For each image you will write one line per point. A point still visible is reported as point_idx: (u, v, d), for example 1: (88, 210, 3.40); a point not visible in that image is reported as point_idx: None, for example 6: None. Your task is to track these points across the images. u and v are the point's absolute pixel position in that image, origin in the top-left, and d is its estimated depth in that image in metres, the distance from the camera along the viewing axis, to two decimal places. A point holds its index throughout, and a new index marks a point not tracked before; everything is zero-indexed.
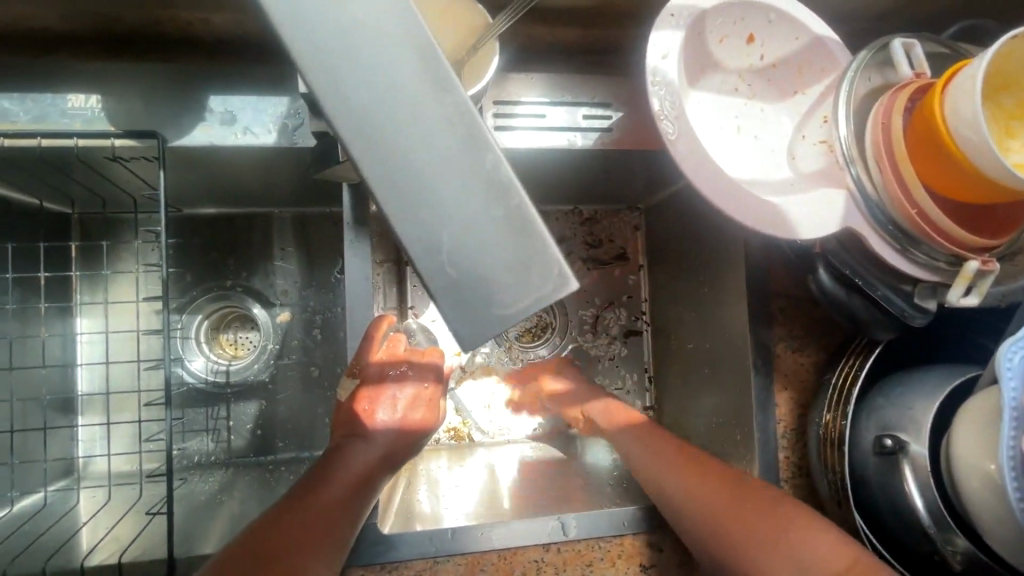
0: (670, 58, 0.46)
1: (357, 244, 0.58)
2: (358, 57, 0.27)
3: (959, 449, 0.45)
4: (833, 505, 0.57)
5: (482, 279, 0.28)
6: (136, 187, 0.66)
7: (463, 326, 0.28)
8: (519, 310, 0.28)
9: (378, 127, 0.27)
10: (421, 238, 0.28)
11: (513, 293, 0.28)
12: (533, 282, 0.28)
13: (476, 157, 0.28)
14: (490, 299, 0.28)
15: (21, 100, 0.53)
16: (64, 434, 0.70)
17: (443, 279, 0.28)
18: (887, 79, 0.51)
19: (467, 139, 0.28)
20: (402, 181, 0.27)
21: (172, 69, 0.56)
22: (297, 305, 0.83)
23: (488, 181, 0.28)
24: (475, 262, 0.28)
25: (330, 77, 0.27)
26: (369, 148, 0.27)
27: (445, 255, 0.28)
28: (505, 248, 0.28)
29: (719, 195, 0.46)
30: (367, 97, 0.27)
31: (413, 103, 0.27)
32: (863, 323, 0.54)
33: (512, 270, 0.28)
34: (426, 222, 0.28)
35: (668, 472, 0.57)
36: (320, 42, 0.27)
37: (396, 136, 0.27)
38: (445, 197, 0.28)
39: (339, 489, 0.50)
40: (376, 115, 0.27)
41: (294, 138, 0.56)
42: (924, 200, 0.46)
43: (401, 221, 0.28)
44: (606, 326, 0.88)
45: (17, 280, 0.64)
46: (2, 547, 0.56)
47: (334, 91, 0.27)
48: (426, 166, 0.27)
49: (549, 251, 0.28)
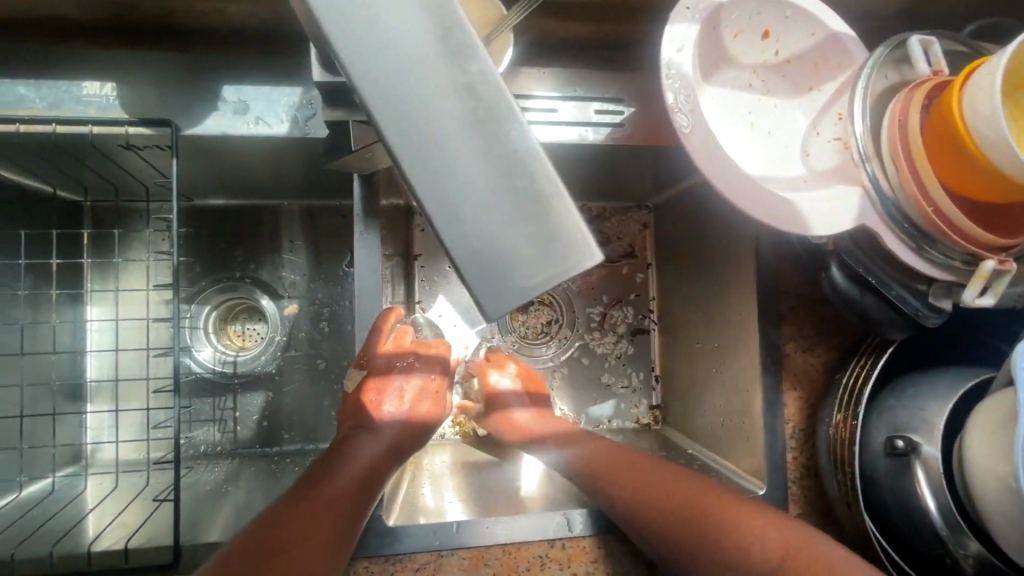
0: (685, 51, 0.46)
1: (367, 236, 0.57)
2: (377, 40, 0.27)
3: (973, 451, 0.45)
4: (842, 506, 0.56)
5: (507, 253, 0.28)
6: (148, 176, 0.66)
7: (485, 300, 0.28)
8: (544, 283, 0.28)
9: (405, 98, 0.27)
10: (446, 211, 0.27)
11: (538, 266, 0.28)
12: (557, 255, 0.28)
13: (500, 130, 0.28)
14: (514, 272, 0.28)
15: (37, 87, 0.53)
16: (72, 421, 0.70)
17: (467, 253, 0.28)
18: (904, 77, 0.50)
19: (492, 113, 0.28)
20: (425, 156, 0.27)
21: (187, 58, 0.56)
22: (305, 298, 0.83)
23: (512, 154, 0.28)
24: (500, 234, 0.28)
25: (355, 53, 0.27)
26: (395, 123, 0.27)
27: (469, 229, 0.28)
28: (531, 222, 0.28)
29: (732, 189, 0.45)
30: (392, 73, 0.27)
31: (437, 78, 0.27)
32: (876, 323, 0.54)
33: (538, 242, 0.28)
34: (451, 195, 0.27)
35: (623, 478, 0.55)
36: (345, 21, 0.26)
37: (421, 110, 0.27)
38: (470, 171, 0.27)
39: (345, 480, 0.50)
40: (402, 90, 0.27)
41: (306, 129, 0.57)
42: (941, 198, 0.46)
43: (427, 194, 0.27)
44: (613, 323, 0.87)
45: (30, 267, 0.65)
46: (11, 532, 0.57)
47: (359, 69, 0.27)
48: (451, 140, 0.27)
49: (574, 223, 0.28)
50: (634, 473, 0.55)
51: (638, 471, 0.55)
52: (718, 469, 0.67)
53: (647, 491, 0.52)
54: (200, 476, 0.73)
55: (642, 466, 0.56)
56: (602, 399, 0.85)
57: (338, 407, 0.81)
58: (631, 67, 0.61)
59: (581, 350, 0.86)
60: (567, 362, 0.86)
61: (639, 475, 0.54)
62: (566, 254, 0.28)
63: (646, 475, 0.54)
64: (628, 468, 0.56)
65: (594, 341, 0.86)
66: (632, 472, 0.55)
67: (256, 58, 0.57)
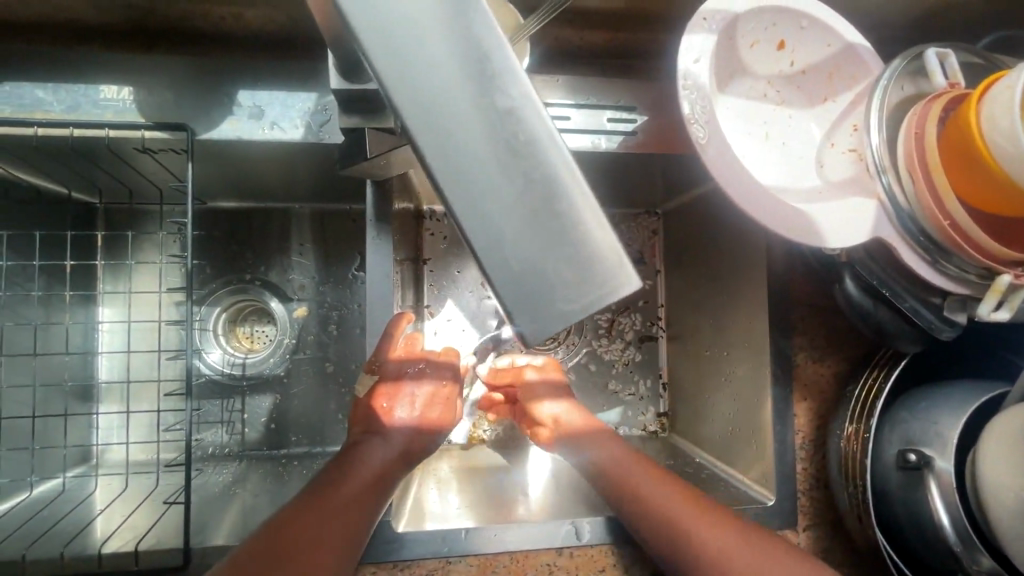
0: (702, 62, 0.46)
1: (379, 241, 0.59)
2: (407, 52, 0.27)
3: (988, 465, 0.44)
4: (853, 519, 0.56)
5: (544, 272, 0.28)
6: (161, 178, 0.66)
7: (522, 320, 0.28)
8: (580, 304, 0.28)
9: (442, 115, 0.27)
10: (486, 229, 0.27)
11: (575, 287, 0.28)
12: (595, 276, 0.28)
13: (540, 152, 0.28)
14: (553, 293, 0.28)
15: (54, 89, 0.53)
16: (82, 421, 0.71)
17: (506, 273, 0.28)
18: (920, 89, 0.50)
19: (532, 135, 0.28)
20: (467, 175, 0.27)
21: (203, 63, 0.56)
22: (314, 301, 0.84)
23: (551, 175, 0.28)
24: (538, 254, 0.28)
25: (396, 70, 0.27)
26: (436, 141, 0.27)
27: (509, 248, 0.28)
28: (571, 243, 0.28)
29: (745, 199, 0.45)
30: (434, 92, 0.27)
31: (479, 100, 0.27)
32: (890, 336, 0.54)
33: (577, 264, 0.28)
34: (491, 215, 0.27)
35: (623, 477, 0.55)
36: (388, 37, 0.26)
37: (463, 130, 0.27)
38: (509, 191, 0.28)
39: (357, 483, 0.50)
40: (442, 109, 0.27)
41: (320, 134, 0.57)
42: (957, 212, 0.45)
43: (464, 212, 0.27)
44: (621, 330, 0.87)
45: (43, 268, 0.66)
46: (22, 532, 0.57)
47: (399, 85, 0.27)
48: (491, 160, 0.27)
49: (612, 246, 0.28)
50: (633, 475, 0.55)
51: (632, 471, 0.55)
52: (726, 479, 0.67)
53: (644, 494, 0.53)
54: (209, 478, 0.73)
55: (639, 467, 0.56)
56: (609, 405, 0.84)
57: (345, 411, 0.81)
58: (643, 75, 0.61)
59: (589, 356, 0.86)
60: (575, 368, 0.85)
61: (632, 480, 0.55)
62: (603, 276, 0.28)
63: (648, 480, 0.54)
64: (622, 469, 0.56)
65: (601, 347, 0.86)
66: (629, 474, 0.55)
67: (272, 63, 0.57)
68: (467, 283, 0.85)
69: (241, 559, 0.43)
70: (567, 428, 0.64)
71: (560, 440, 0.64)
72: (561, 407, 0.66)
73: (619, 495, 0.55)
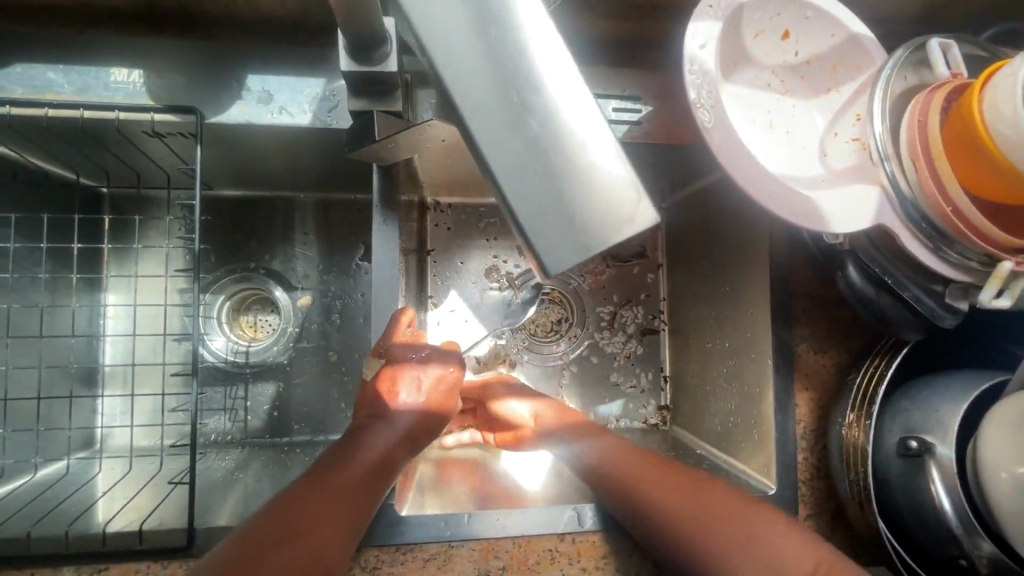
0: (708, 48, 0.46)
1: (386, 228, 0.60)
2: (449, 27, 0.31)
3: (987, 453, 0.45)
4: (854, 506, 0.56)
5: (568, 206, 0.31)
6: (171, 163, 0.67)
7: (545, 253, 0.31)
8: (605, 233, 0.31)
9: (478, 71, 0.31)
10: (515, 167, 0.31)
11: (599, 216, 0.31)
12: (615, 210, 0.31)
13: (571, 98, 0.31)
14: (576, 226, 0.31)
15: (67, 72, 0.54)
16: (86, 406, 0.71)
17: (531, 207, 0.31)
18: (923, 79, 0.51)
19: (564, 85, 0.31)
20: (501, 126, 0.31)
21: (213, 47, 0.57)
22: (317, 289, 0.84)
23: (579, 120, 0.31)
24: (563, 188, 0.31)
25: (441, 36, 0.31)
26: (474, 95, 0.31)
27: (536, 187, 0.31)
28: (594, 179, 0.31)
29: (750, 183, 0.46)
30: (472, 50, 0.31)
31: (511, 60, 0.31)
32: (892, 324, 0.54)
33: (602, 197, 0.31)
34: (519, 152, 0.31)
35: (622, 481, 0.56)
36: (433, 18, 0.31)
37: (496, 94, 0.31)
38: (539, 137, 0.31)
39: (361, 466, 0.50)
40: (480, 68, 0.31)
41: (328, 120, 0.58)
42: (960, 199, 0.46)
43: (496, 153, 0.32)
44: (623, 323, 0.88)
45: (51, 251, 0.66)
46: (31, 508, 0.57)
47: (443, 45, 0.31)
48: (522, 112, 0.31)
49: (632, 182, 0.31)
50: (635, 477, 0.55)
51: (635, 476, 0.55)
52: (727, 469, 0.67)
53: (650, 497, 0.53)
54: (211, 463, 0.73)
55: (644, 470, 0.56)
56: (610, 397, 0.85)
57: (348, 399, 0.81)
58: (649, 66, 0.61)
59: (591, 349, 0.86)
60: (577, 360, 0.86)
61: (634, 481, 0.55)
62: (624, 208, 0.31)
63: (654, 483, 0.54)
64: (625, 473, 0.56)
65: (603, 340, 0.87)
66: (630, 478, 0.55)
67: (280, 49, 0.58)
68: (470, 273, 0.85)
69: (253, 531, 0.44)
70: (544, 422, 0.67)
71: (546, 434, 0.66)
72: (528, 406, 0.69)
73: (619, 496, 0.55)
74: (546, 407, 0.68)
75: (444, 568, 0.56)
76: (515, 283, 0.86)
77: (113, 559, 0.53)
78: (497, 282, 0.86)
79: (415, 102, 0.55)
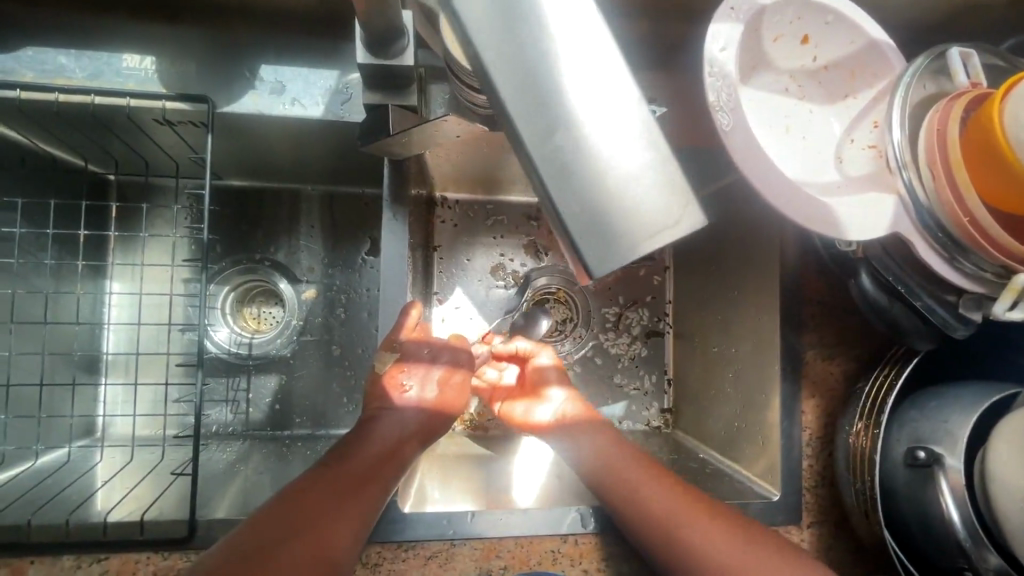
0: (728, 51, 0.46)
1: (394, 223, 0.59)
2: (476, 20, 0.31)
3: (997, 467, 0.44)
4: (858, 515, 0.56)
5: (613, 205, 0.31)
6: (180, 151, 0.66)
7: (590, 254, 0.31)
8: (654, 235, 0.31)
9: (511, 63, 0.31)
10: (554, 157, 0.31)
11: (648, 214, 0.31)
12: (664, 214, 0.31)
13: (618, 94, 0.31)
14: (623, 229, 0.31)
15: (78, 57, 0.54)
16: (87, 394, 0.71)
17: (575, 206, 0.31)
18: (942, 87, 0.50)
19: (609, 80, 0.31)
20: (531, 120, 0.31)
21: (226, 36, 0.56)
22: (322, 282, 0.84)
23: (621, 120, 0.31)
24: (607, 187, 0.31)
25: (481, 22, 0.30)
26: (514, 85, 0.31)
27: (578, 186, 0.31)
28: (643, 182, 0.31)
29: (767, 186, 0.46)
30: (509, 40, 0.31)
31: (536, 56, 0.31)
32: (905, 333, 0.54)
33: (650, 194, 0.31)
34: (551, 148, 0.31)
35: (641, 508, 0.52)
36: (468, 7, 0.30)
37: (522, 90, 0.31)
38: (569, 133, 0.31)
39: (367, 463, 0.50)
40: (513, 59, 0.31)
41: (340, 112, 0.57)
42: (978, 209, 0.46)
43: (537, 146, 0.31)
44: (628, 325, 0.87)
45: (57, 237, 0.66)
46: (31, 496, 0.57)
47: (483, 29, 0.31)
48: (553, 106, 0.31)
49: (679, 183, 0.31)
50: (637, 481, 0.54)
51: (651, 505, 0.52)
52: (730, 474, 0.67)
53: (666, 524, 0.50)
54: (212, 455, 0.73)
55: (681, 512, 0.51)
56: (613, 399, 0.84)
57: (351, 395, 0.81)
58: (665, 67, 0.61)
59: (595, 349, 0.86)
60: (581, 361, 0.85)
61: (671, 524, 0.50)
62: (669, 211, 0.31)
63: (698, 525, 0.50)
64: (653, 505, 0.52)
65: (608, 341, 0.86)
66: (644, 502, 0.53)
67: (293, 39, 0.57)
68: (476, 270, 0.85)
69: (261, 526, 0.43)
70: (567, 415, 0.65)
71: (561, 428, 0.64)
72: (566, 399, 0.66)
73: (652, 536, 0.51)
74: (575, 402, 0.66)
75: (446, 566, 0.56)
76: (520, 282, 0.86)
77: (112, 549, 0.52)
78: (503, 280, 0.86)
79: (429, 97, 0.54)
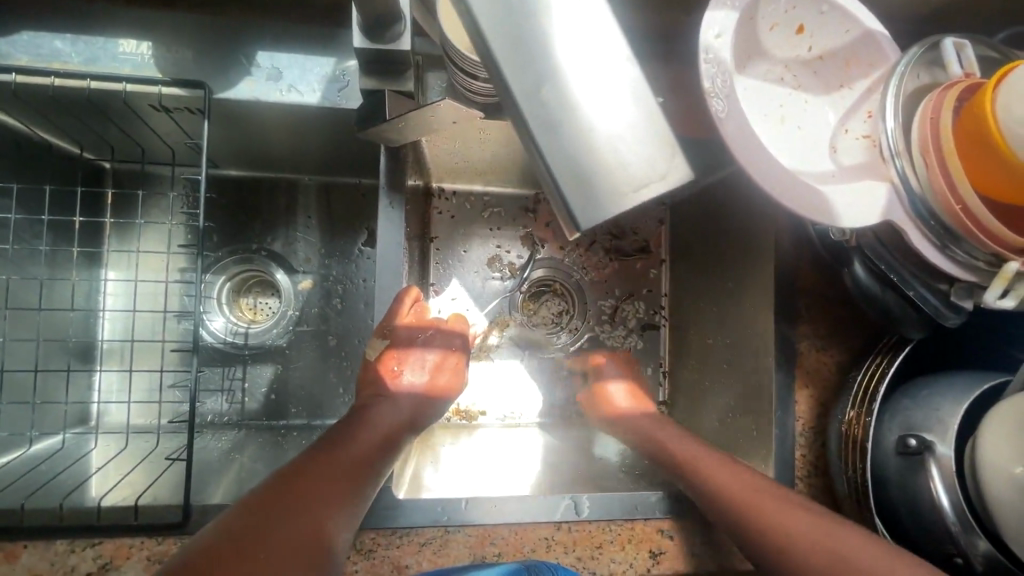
0: (723, 38, 0.45)
1: (391, 210, 0.59)
2: None
3: (985, 451, 0.45)
4: (850, 503, 0.57)
5: (601, 164, 0.32)
6: (175, 138, 0.66)
7: (577, 209, 0.33)
8: (646, 185, 0.32)
9: (516, 49, 0.32)
10: (549, 131, 0.33)
11: (638, 166, 0.32)
12: (650, 168, 0.32)
13: (606, 59, 0.33)
14: (609, 182, 0.32)
15: (73, 42, 0.54)
16: (82, 381, 0.71)
17: (564, 166, 0.32)
18: (936, 78, 0.51)
19: (602, 45, 0.33)
20: (527, 105, 0.32)
21: (221, 21, 0.56)
22: (318, 273, 0.83)
23: (612, 81, 0.33)
24: (599, 149, 0.32)
25: (497, 9, 0.32)
26: (514, 66, 0.32)
27: (566, 151, 0.32)
28: (630, 138, 0.32)
29: (761, 173, 0.45)
30: (514, 31, 0.32)
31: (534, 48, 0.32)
32: (896, 320, 0.55)
33: (641, 150, 0.32)
34: (544, 127, 0.33)
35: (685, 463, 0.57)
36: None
37: (523, 73, 0.32)
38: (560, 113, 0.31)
39: (361, 447, 0.51)
40: (519, 44, 0.33)
41: (338, 98, 0.57)
42: (970, 197, 0.46)
43: (531, 114, 0.33)
44: (624, 318, 0.88)
45: (51, 224, 0.66)
46: (22, 482, 0.57)
47: (493, 17, 0.32)
48: None
49: (669, 139, 0.33)
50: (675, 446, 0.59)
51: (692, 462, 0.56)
52: None
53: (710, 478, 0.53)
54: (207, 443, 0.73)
55: (753, 491, 0.50)
56: None
57: (348, 385, 0.81)
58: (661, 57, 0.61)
59: (591, 341, 0.86)
60: (577, 352, 0.85)
61: (749, 502, 0.49)
62: (662, 166, 0.32)
63: (737, 477, 0.52)
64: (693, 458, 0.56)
65: (604, 334, 0.86)
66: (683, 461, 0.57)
67: (288, 26, 0.57)
68: (472, 262, 0.85)
69: (252, 505, 0.42)
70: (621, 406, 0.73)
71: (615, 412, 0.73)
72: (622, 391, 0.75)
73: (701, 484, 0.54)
74: (626, 395, 0.75)
75: (440, 552, 0.56)
76: (516, 274, 0.86)
77: (105, 534, 0.52)
78: (499, 272, 0.86)
79: (426, 84, 0.54)
